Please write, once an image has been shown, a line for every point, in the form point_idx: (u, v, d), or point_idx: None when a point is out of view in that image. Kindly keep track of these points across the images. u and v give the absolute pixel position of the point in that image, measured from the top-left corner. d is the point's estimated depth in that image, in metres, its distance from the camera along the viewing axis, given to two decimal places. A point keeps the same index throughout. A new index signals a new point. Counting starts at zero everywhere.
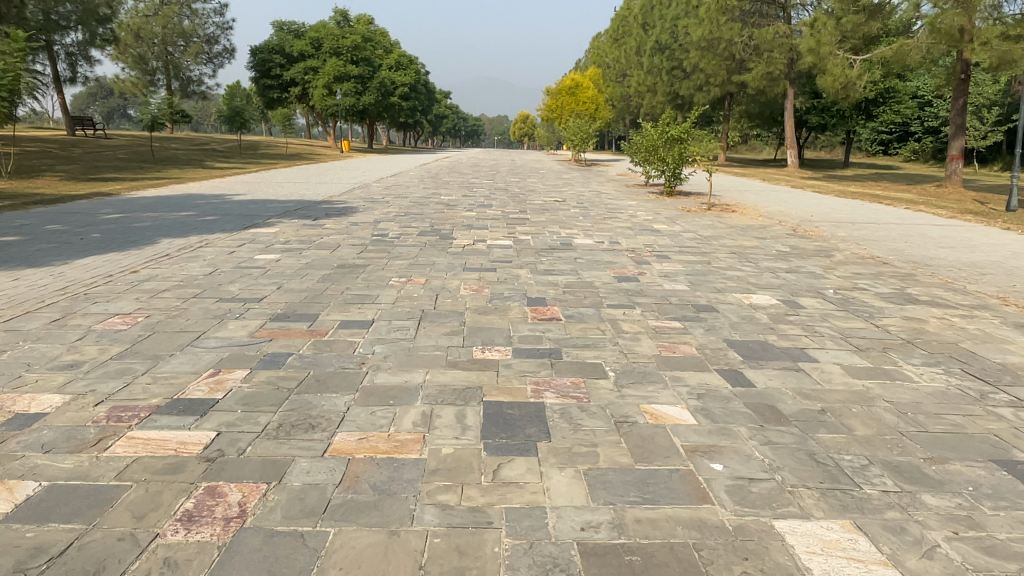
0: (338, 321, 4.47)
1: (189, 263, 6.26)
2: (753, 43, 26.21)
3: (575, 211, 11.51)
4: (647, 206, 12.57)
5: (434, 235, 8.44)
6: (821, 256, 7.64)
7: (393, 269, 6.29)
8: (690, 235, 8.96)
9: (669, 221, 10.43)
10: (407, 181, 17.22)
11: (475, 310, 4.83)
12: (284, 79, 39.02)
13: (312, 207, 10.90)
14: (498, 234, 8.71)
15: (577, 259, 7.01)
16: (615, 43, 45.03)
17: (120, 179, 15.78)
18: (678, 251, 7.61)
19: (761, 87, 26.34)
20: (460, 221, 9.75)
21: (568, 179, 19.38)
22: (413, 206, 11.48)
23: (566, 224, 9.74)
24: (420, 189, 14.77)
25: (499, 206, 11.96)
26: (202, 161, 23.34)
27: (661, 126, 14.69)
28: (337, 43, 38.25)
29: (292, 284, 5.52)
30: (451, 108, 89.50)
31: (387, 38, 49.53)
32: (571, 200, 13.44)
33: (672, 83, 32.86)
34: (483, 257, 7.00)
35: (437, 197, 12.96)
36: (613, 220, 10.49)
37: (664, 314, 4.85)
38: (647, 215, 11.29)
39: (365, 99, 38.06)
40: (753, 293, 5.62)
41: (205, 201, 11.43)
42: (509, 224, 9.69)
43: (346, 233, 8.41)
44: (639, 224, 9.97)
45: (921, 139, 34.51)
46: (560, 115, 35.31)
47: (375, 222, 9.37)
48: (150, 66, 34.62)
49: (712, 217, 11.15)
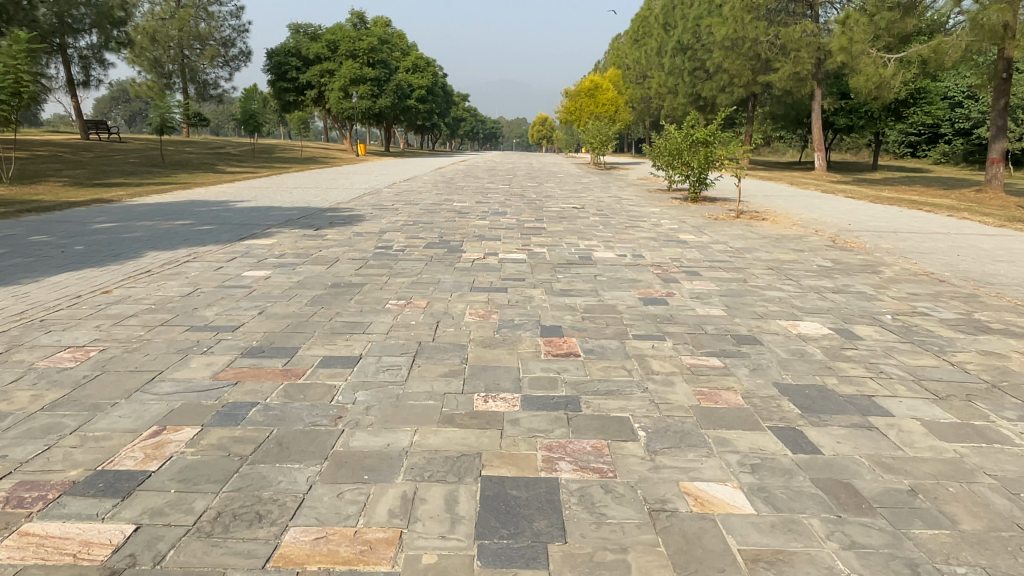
0: (319, 358, 3.84)
1: (168, 282, 5.68)
2: (779, 42, 25.35)
3: (595, 219, 10.86)
4: (671, 214, 11.88)
5: (442, 247, 7.83)
6: (868, 273, 6.91)
7: (393, 289, 5.66)
8: (719, 247, 8.26)
9: (696, 231, 9.74)
10: (420, 186, 16.66)
11: (481, 343, 4.17)
12: (300, 82, 38.70)
13: (317, 215, 10.34)
14: (512, 245, 8.09)
15: (597, 277, 6.35)
16: (635, 45, 44.24)
17: (125, 184, 15.36)
18: (709, 266, 6.91)
19: (787, 87, 25.48)
20: (471, 231, 9.13)
21: (588, 184, 18.69)
22: (423, 214, 10.88)
23: (584, 234, 9.09)
24: (432, 196, 14.18)
25: (514, 213, 11.33)
26: (214, 165, 22.97)
27: (685, 129, 13.97)
28: (353, 45, 37.89)
29: (276, 307, 4.91)
30: (470, 112, 89.13)
31: (405, 40, 49.20)
32: (590, 206, 12.78)
33: (694, 84, 32.19)
34: (494, 273, 6.37)
35: (449, 204, 12.36)
36: (635, 229, 9.83)
37: (700, 349, 4.16)
38: (671, 223, 10.60)
39: (381, 101, 37.66)
40: (800, 320, 4.91)
41: (206, 209, 10.91)
42: (525, 234, 9.05)
43: (347, 245, 7.82)
44: (664, 235, 9.29)
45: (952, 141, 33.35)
46: (579, 117, 34.62)
47: (381, 232, 8.78)
48: (165, 70, 34.44)
49: (741, 225, 10.43)
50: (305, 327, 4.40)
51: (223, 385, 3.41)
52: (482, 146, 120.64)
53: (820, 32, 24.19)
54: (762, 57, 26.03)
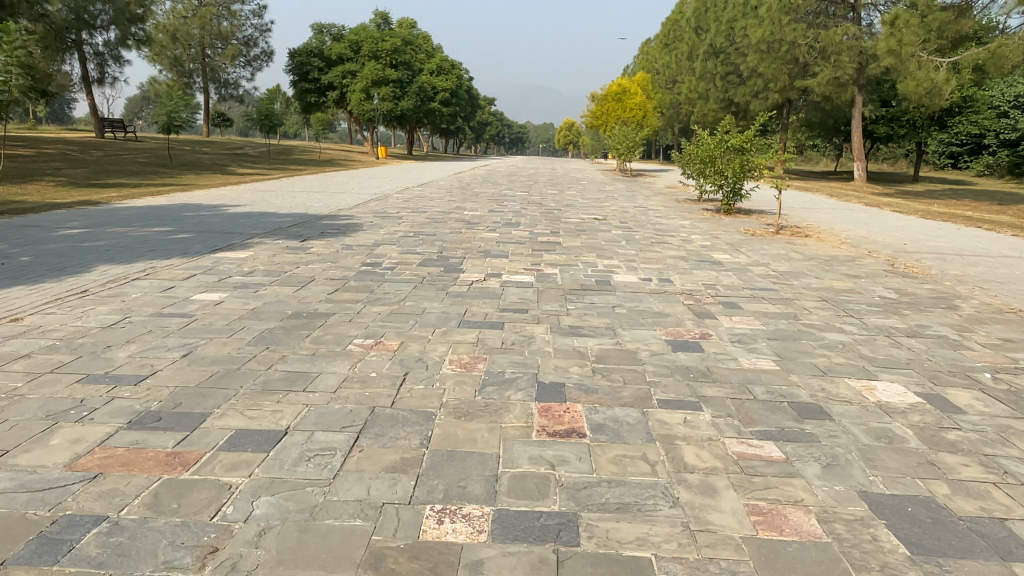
0: (229, 433, 2.82)
1: (96, 306, 4.74)
2: (820, 45, 23.98)
3: (617, 233, 9.80)
4: (701, 229, 10.77)
5: (441, 264, 6.83)
6: (943, 309, 5.77)
7: (367, 320, 4.66)
8: (759, 270, 7.15)
9: (732, 249, 8.62)
10: (433, 192, 15.69)
11: (455, 411, 3.12)
12: (322, 83, 37.94)
13: (310, 223, 9.41)
14: (522, 264, 7.05)
15: (616, 308, 5.29)
16: (665, 49, 42.95)
17: (123, 185, 14.62)
18: (750, 297, 5.81)
19: (827, 93, 24.17)
20: (477, 245, 8.12)
21: (612, 192, 17.59)
22: (428, 224, 9.91)
23: (605, 252, 8.03)
24: (444, 203, 13.20)
25: (529, 225, 10.32)
26: (226, 166, 22.29)
27: (719, 135, 12.84)
28: (376, 46, 37.22)
29: (208, 347, 3.91)
30: (495, 117, 88.43)
31: (429, 43, 48.53)
32: (613, 217, 11.70)
33: (726, 89, 30.97)
34: (492, 301, 5.33)
35: (459, 213, 11.38)
36: (663, 246, 8.73)
37: (750, 428, 3.07)
38: (703, 239, 9.49)
39: (403, 103, 36.87)
40: (877, 381, 3.80)
41: (194, 215, 10.07)
42: (538, 249, 8.04)
43: (332, 261, 6.86)
44: (696, 253, 8.20)
45: (997, 153, 31.58)
46: (605, 121, 33.53)
47: (375, 245, 7.80)
48: (186, 69, 34.06)
49: (781, 243, 9.29)
50: (233, 380, 3.40)
51: (76, 480, 2.43)
52: (508, 150, 119.82)
53: (863, 35, 23.19)
54: (801, 61, 24.72)
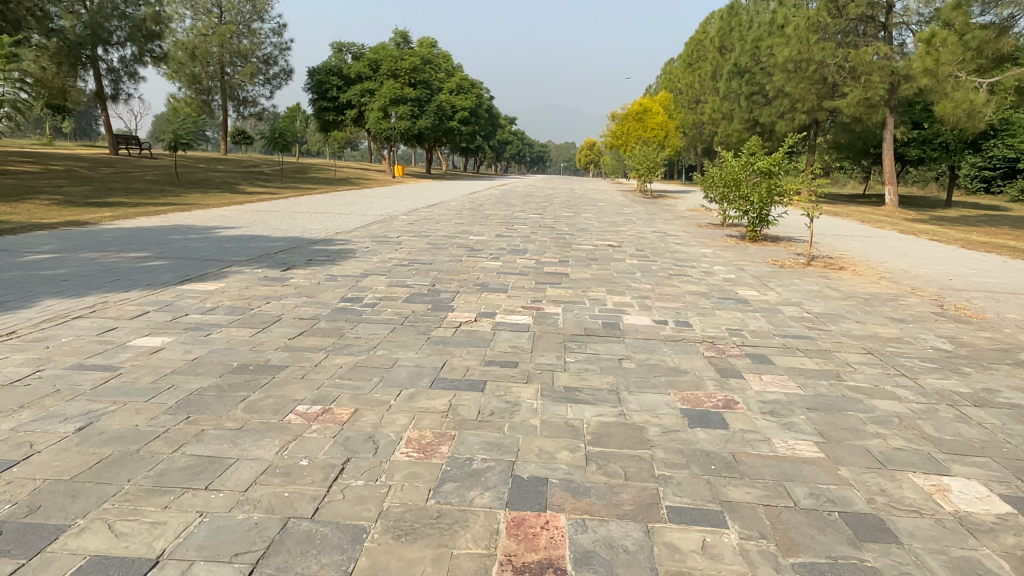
0: (79, 563, 2.09)
1: (11, 354, 4.07)
2: (850, 65, 23.11)
3: (633, 262, 9.03)
4: (724, 258, 9.97)
5: (430, 300, 6.10)
6: (1010, 366, 4.91)
7: (324, 375, 3.91)
8: (791, 312, 6.33)
9: (758, 284, 7.80)
10: (441, 213, 15.04)
11: (394, 524, 2.36)
12: (340, 101, 37.66)
13: (300, 248, 8.76)
14: (522, 301, 6.30)
15: (623, 361, 4.50)
16: (688, 68, 42.24)
17: (121, 205, 14.15)
18: (780, 349, 4.99)
19: (856, 114, 23.29)
20: (475, 276, 7.39)
21: (630, 215, 16.82)
22: (427, 250, 9.21)
23: (617, 286, 7.26)
24: (450, 226, 12.53)
25: (537, 252, 9.58)
26: (235, 184, 21.85)
27: (744, 157, 12.05)
28: (395, 65, 36.98)
29: (117, 417, 3.20)
30: (517, 136, 88.23)
31: (450, 62, 48.34)
32: (629, 244, 10.94)
33: (751, 110, 30.20)
34: (478, 349, 4.58)
35: (464, 238, 10.67)
36: (681, 279, 7.94)
37: (791, 560, 2.27)
38: (726, 271, 8.68)
39: (421, 122, 36.50)
40: (953, 479, 2.96)
41: (179, 239, 9.48)
42: (542, 282, 7.29)
43: (309, 294, 6.16)
44: (719, 288, 7.38)
45: None
46: (626, 141, 32.82)
47: (363, 275, 7.10)
48: (204, 86, 34.04)
49: (813, 278, 8.44)
50: (122, 471, 2.68)
51: None
52: (529, 169, 119.62)
53: (894, 55, 22.38)
54: (829, 81, 23.90)
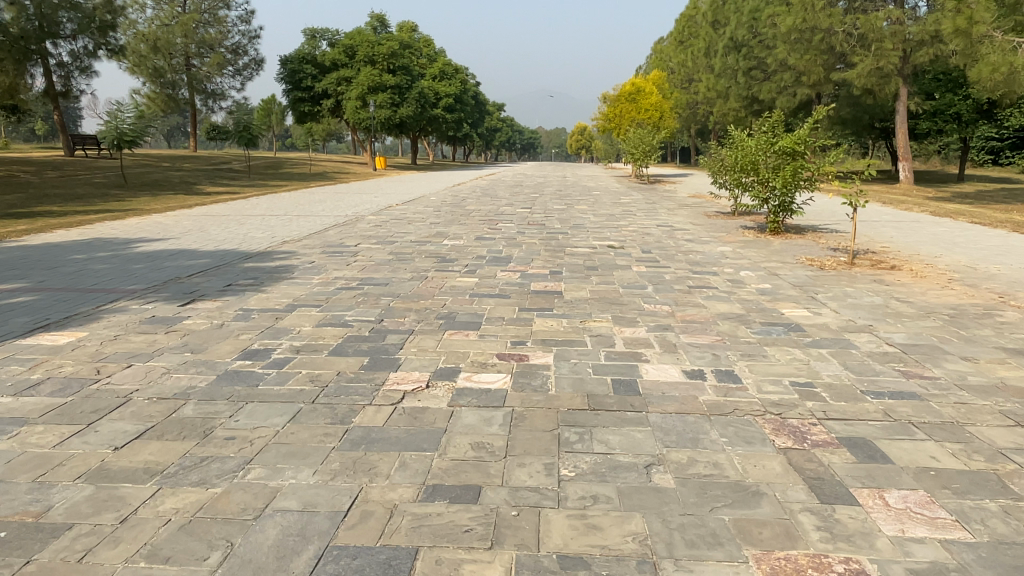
0: None
1: None
2: (859, 32, 21.31)
3: (641, 270, 7.30)
4: (749, 258, 8.24)
5: (371, 349, 4.35)
6: None
7: (122, 556, 2.16)
8: (868, 346, 4.61)
9: (807, 297, 6.07)
10: (416, 211, 13.31)
11: None
12: (316, 91, 35.66)
13: (225, 269, 7.01)
14: (499, 343, 4.54)
15: (655, 470, 2.75)
16: (680, 46, 40.39)
17: (47, 214, 12.37)
18: (889, 428, 3.25)
19: (867, 86, 21.52)
20: (441, 301, 5.64)
21: (628, 205, 15.05)
22: (386, 263, 7.45)
23: (627, 308, 5.54)
24: (421, 227, 10.78)
25: (521, 261, 7.82)
26: (195, 184, 20.01)
27: (761, 134, 10.29)
28: (372, 50, 34.93)
29: None
30: (505, 124, 86.22)
31: (431, 47, 46.35)
32: (633, 244, 9.23)
33: (750, 85, 28.45)
34: (420, 457, 2.82)
35: (435, 244, 8.89)
36: (706, 292, 6.21)
37: None
38: (759, 279, 6.94)
39: (402, 111, 34.56)
40: None
41: (81, 259, 7.71)
42: (527, 307, 5.55)
43: (198, 344, 4.40)
44: (761, 307, 5.65)
45: None
46: (618, 124, 30.97)
47: (287, 308, 5.34)
48: (168, 79, 32.00)
49: (866, 284, 6.71)
50: None
51: None
52: (519, 156, 117.27)
53: (907, 19, 20.72)
54: (837, 51, 22.05)
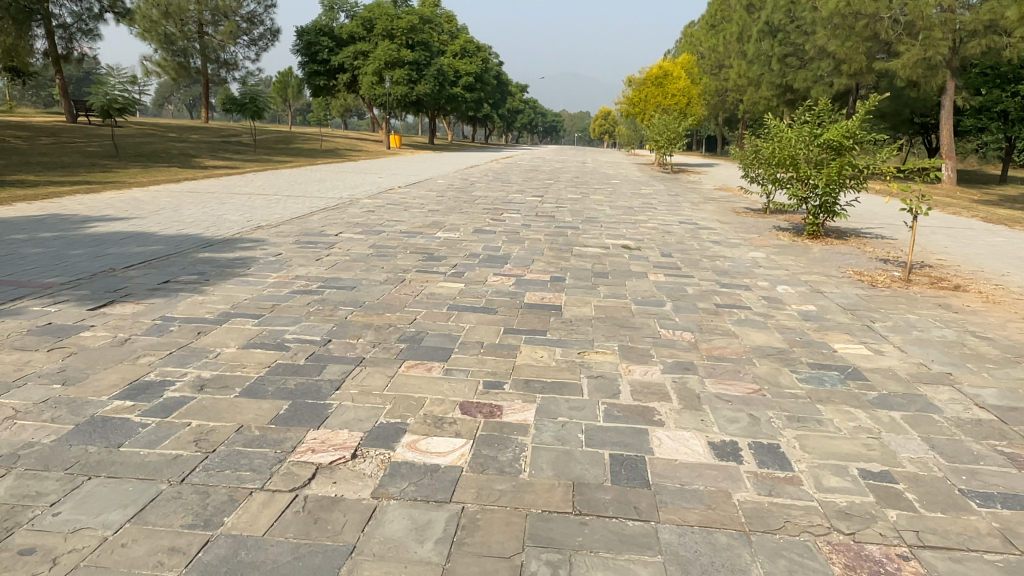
0: None
1: None
2: (907, 19, 19.78)
3: (659, 280, 6.20)
4: (785, 268, 7.12)
5: (298, 388, 3.31)
6: None
7: None
8: (953, 408, 3.49)
9: (861, 327, 4.95)
10: (417, 195, 12.26)
11: None
12: (331, 65, 34.48)
13: (173, 260, 6.03)
14: (469, 384, 3.47)
15: None
16: (712, 31, 38.79)
17: (19, 185, 11.47)
18: (1018, 572, 2.16)
19: (911, 78, 20.06)
20: (412, 317, 4.59)
21: (649, 197, 13.91)
22: (362, 259, 6.41)
23: (639, 335, 4.46)
24: (417, 215, 9.72)
25: (520, 262, 6.75)
26: (194, 156, 19.10)
27: (804, 123, 9.09)
28: (391, 24, 33.74)
29: None
30: (528, 106, 84.71)
31: (454, 24, 44.97)
32: (651, 245, 8.12)
33: (785, 73, 26.98)
34: None
35: (425, 237, 7.83)
36: (737, 315, 5.11)
37: None
38: (800, 297, 5.81)
39: (419, 88, 33.40)
40: None
41: (16, 239, 6.74)
42: (516, 328, 4.48)
43: (74, 373, 3.40)
44: (807, 340, 4.54)
45: None
46: (643, 109, 29.60)
47: (218, 320, 4.32)
48: (179, 47, 31.05)
49: (932, 312, 5.55)
50: None
51: None
52: (541, 140, 115.49)
53: (959, 6, 19.16)
54: (882, 39, 20.59)
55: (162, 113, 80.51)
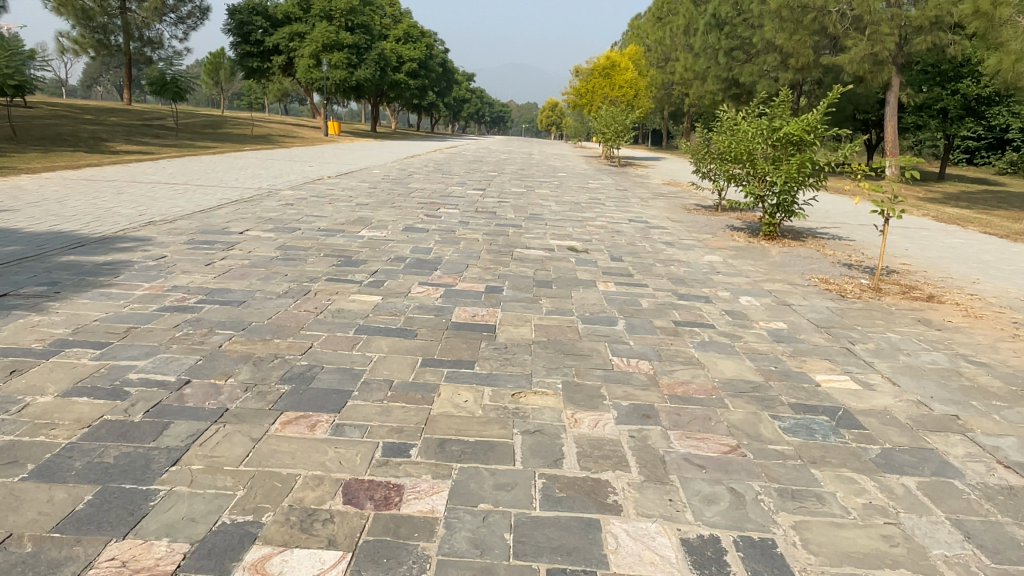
0: None
1: None
2: (854, 14, 19.57)
3: (608, 290, 5.43)
4: (746, 274, 6.45)
5: (120, 465, 2.39)
6: None
7: None
8: (975, 470, 2.79)
9: (840, 351, 4.27)
10: (347, 187, 11.24)
11: None
12: (265, 46, 32.74)
13: (26, 266, 4.96)
14: (363, 448, 2.59)
15: None
16: (658, 23, 38.48)
17: None
18: None
19: (858, 74, 19.89)
20: (307, 344, 3.67)
21: (597, 192, 13.22)
22: (263, 264, 5.45)
23: (585, 366, 3.65)
24: (342, 210, 8.73)
25: (451, 267, 5.88)
26: (106, 139, 17.53)
27: (763, 115, 8.44)
28: (329, 5, 32.21)
29: None
30: (475, 95, 83.48)
31: (396, 8, 43.52)
32: (600, 246, 7.37)
33: (731, 66, 26.73)
34: None
35: (345, 236, 6.88)
36: (700, 336, 4.37)
37: None
38: (767, 312, 5.11)
39: (359, 73, 31.96)
40: None
41: None
42: (438, 358, 3.62)
43: None
44: (785, 371, 3.82)
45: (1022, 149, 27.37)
46: (591, 100, 28.98)
47: (48, 353, 3.34)
48: (97, 23, 28.90)
49: (913, 329, 4.92)
50: None
51: None
52: (488, 129, 114.32)
53: (905, 2, 19.04)
54: (829, 33, 20.39)
55: (88, 95, 76.38)
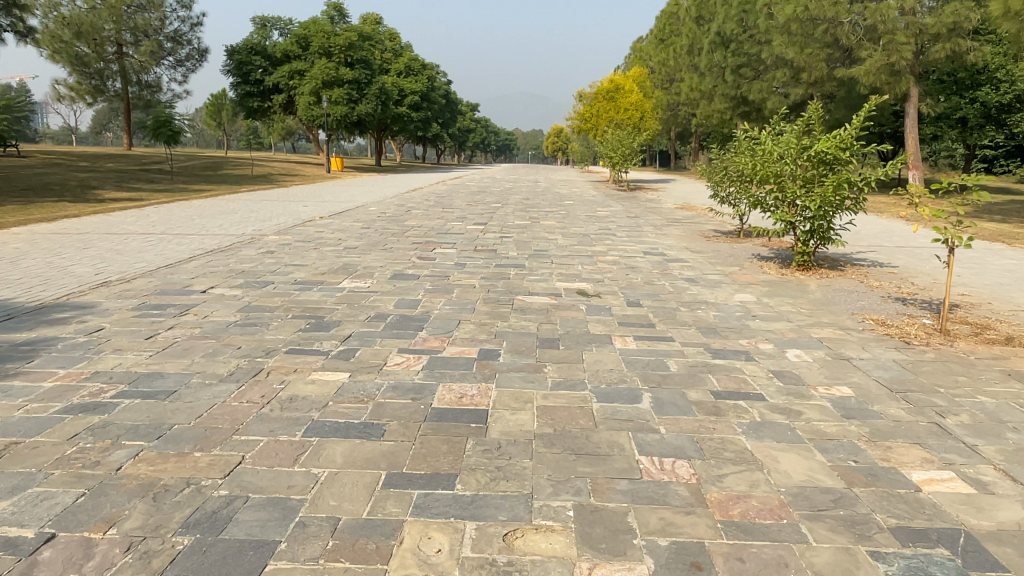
0: None
1: None
2: (867, 23, 18.79)
3: (628, 348, 4.50)
4: (786, 318, 5.51)
5: None
6: None
7: None
8: None
9: (931, 428, 3.33)
10: (338, 228, 10.45)
11: None
12: (265, 85, 32.49)
13: None
14: None
15: None
16: (661, 45, 38.00)
17: None
18: None
19: (873, 85, 19.06)
20: (236, 459, 2.77)
21: (607, 221, 12.37)
22: (216, 332, 4.59)
23: (604, 474, 2.73)
24: (326, 256, 7.90)
25: (441, 324, 4.98)
26: (95, 186, 16.98)
27: (792, 132, 7.53)
28: (328, 41, 31.93)
29: None
30: (480, 126, 83.57)
31: (397, 42, 43.40)
32: (615, 288, 6.48)
33: (739, 84, 26.03)
34: None
35: (321, 290, 6.01)
36: (749, 414, 3.44)
37: None
38: (822, 372, 4.15)
39: (360, 107, 31.51)
40: None
41: None
42: (407, 473, 2.70)
43: None
44: (869, 469, 2.88)
45: None
46: (596, 125, 28.31)
47: None
48: (94, 69, 28.70)
49: (1011, 390, 3.94)
50: None
51: None
52: (495, 158, 114.30)
53: (920, 9, 18.23)
54: (842, 44, 19.64)
55: (98, 142, 77.28)
